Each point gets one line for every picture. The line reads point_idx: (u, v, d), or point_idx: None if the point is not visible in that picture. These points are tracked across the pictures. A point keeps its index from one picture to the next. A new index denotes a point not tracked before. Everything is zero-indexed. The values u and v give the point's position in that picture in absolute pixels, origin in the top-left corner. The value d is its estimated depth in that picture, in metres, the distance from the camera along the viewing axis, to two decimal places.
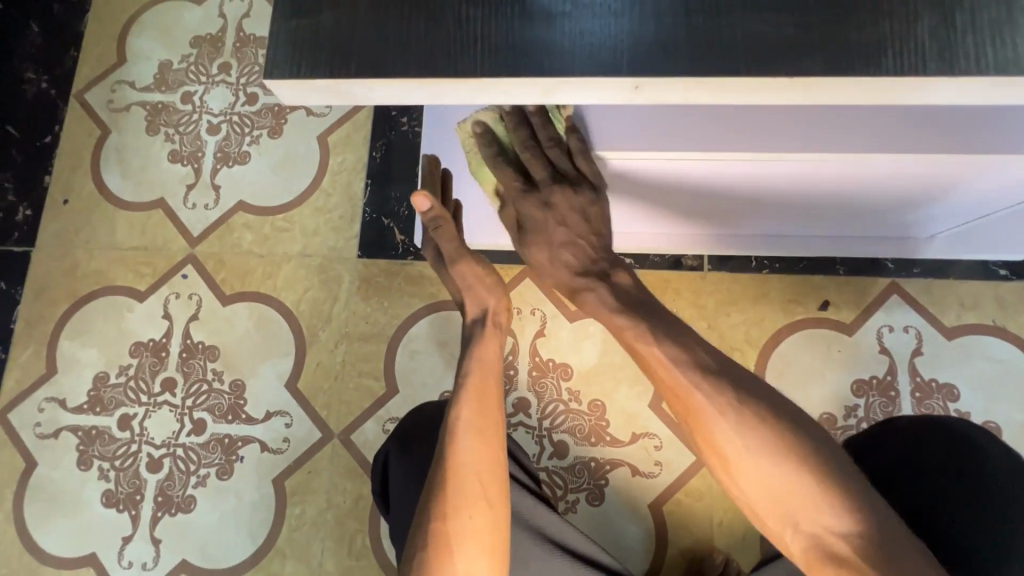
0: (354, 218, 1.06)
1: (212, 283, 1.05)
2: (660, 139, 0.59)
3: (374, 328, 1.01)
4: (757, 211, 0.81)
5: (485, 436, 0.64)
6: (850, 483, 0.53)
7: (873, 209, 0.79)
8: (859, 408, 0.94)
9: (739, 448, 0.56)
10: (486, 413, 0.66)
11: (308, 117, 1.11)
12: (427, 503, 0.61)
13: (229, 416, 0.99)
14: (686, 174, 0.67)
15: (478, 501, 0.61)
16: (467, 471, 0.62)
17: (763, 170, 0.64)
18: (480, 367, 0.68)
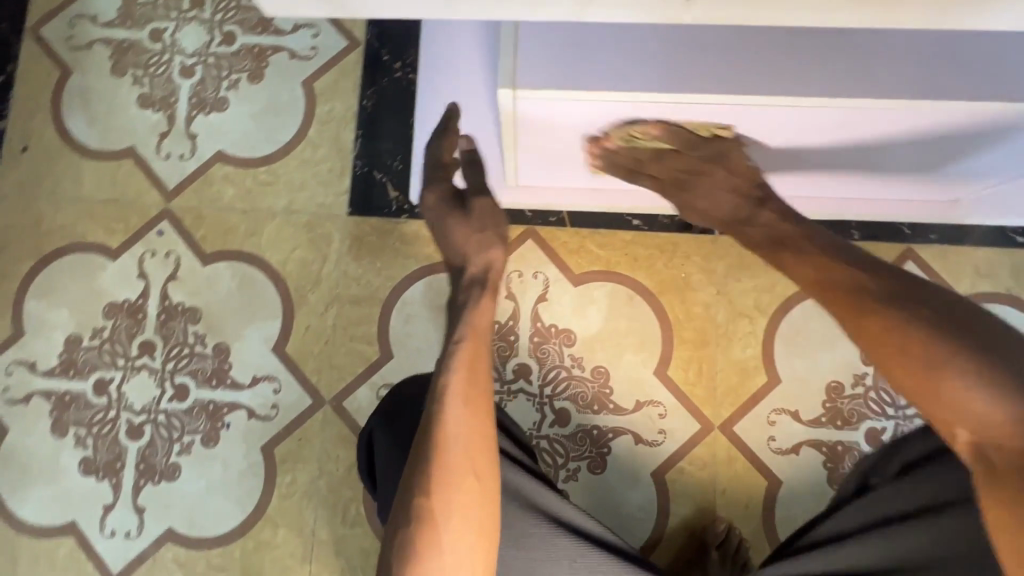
0: (344, 172, 0.99)
1: (191, 241, 0.98)
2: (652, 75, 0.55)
3: (367, 290, 0.95)
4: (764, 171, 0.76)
5: (478, 410, 0.59)
6: (982, 363, 0.48)
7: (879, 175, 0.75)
8: (868, 376, 0.91)
9: (906, 333, 0.51)
10: (476, 384, 0.60)
11: (292, 60, 1.02)
12: (410, 480, 0.57)
13: (214, 381, 0.94)
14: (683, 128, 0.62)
15: (466, 477, 0.57)
16: (454, 445, 0.57)
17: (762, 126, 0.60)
18: (473, 336, 0.62)
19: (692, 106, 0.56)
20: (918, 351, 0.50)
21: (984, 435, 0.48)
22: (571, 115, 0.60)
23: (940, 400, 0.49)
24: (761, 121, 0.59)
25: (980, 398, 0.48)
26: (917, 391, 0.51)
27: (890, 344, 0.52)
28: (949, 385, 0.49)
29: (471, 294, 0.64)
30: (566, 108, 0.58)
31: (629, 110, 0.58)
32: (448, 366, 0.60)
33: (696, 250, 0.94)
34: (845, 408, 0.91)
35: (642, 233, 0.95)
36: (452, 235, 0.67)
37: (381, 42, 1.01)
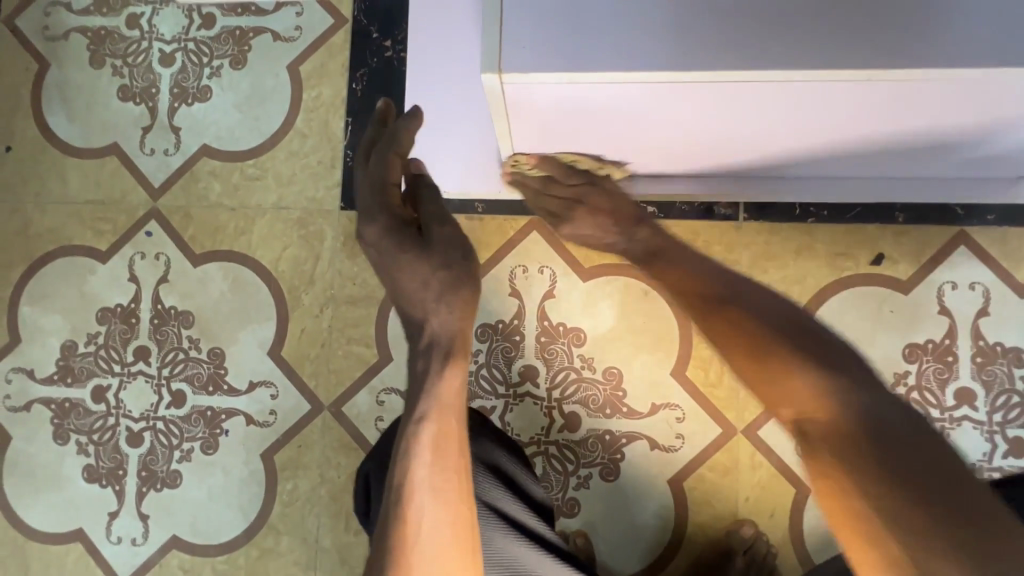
0: (334, 163, 0.92)
1: (180, 241, 0.94)
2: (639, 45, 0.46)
3: (363, 290, 0.90)
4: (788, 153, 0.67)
5: (444, 498, 0.55)
6: (810, 353, 0.49)
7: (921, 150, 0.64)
8: (909, 375, 0.83)
9: (760, 329, 0.52)
10: (445, 467, 0.56)
11: (275, 42, 0.95)
12: (373, 569, 0.54)
13: (210, 387, 0.91)
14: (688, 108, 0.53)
15: (434, 574, 0.53)
16: (422, 536, 0.54)
17: (782, 103, 0.51)
18: (439, 414, 0.57)
19: (714, 84, 0.47)
20: (763, 347, 0.51)
21: (807, 415, 0.47)
22: (570, 99, 0.52)
23: (773, 381, 0.50)
24: (800, 97, 0.49)
25: (814, 381, 0.48)
26: (745, 371, 0.52)
27: (717, 321, 0.54)
28: (802, 401, 0.48)
29: (427, 361, 0.60)
30: (564, 91, 0.50)
31: (644, 89, 0.49)
32: (406, 447, 0.56)
33: (718, 239, 0.86)
34: None
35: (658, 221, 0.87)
36: (407, 283, 0.63)
37: (370, 18, 0.93)
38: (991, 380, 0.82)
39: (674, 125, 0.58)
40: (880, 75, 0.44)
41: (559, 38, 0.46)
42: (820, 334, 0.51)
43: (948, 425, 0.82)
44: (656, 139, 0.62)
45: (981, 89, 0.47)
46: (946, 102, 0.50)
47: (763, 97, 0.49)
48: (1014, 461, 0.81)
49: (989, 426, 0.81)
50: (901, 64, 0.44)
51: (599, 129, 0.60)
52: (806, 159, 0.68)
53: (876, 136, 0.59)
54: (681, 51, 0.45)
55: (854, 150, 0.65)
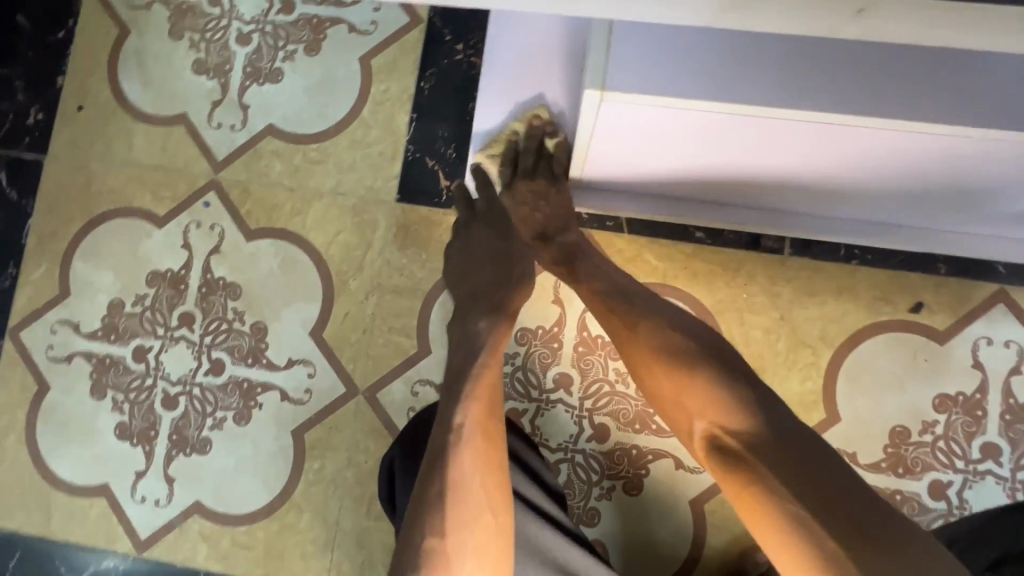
0: (395, 156, 0.95)
1: (236, 215, 0.96)
2: (717, 80, 0.48)
3: (409, 282, 0.92)
4: (835, 192, 0.69)
5: (493, 446, 0.63)
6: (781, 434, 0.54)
7: (967, 200, 0.66)
8: (937, 425, 0.84)
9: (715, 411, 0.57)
10: (493, 411, 0.66)
11: (350, 33, 0.97)
12: (425, 511, 0.58)
13: (249, 359, 0.93)
14: (754, 139, 0.55)
15: (483, 512, 0.59)
16: (473, 475, 0.60)
17: (846, 143, 0.53)
18: (490, 359, 0.68)
19: (802, 124, 0.49)
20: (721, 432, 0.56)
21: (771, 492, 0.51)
22: (644, 120, 0.54)
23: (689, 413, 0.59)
24: (876, 143, 0.52)
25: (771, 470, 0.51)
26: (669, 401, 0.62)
27: (678, 404, 0.61)
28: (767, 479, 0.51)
29: (490, 320, 0.71)
30: (656, 113, 0.52)
31: (717, 120, 0.51)
32: (456, 393, 0.65)
33: (762, 271, 0.88)
34: (908, 455, 0.84)
35: (705, 247, 0.89)
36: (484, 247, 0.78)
37: (445, 21, 0.96)
38: (1017, 438, 0.83)
39: (749, 156, 0.60)
40: (965, 132, 0.47)
41: (660, 67, 0.49)
42: (774, 406, 0.56)
43: (971, 477, 0.83)
44: (720, 167, 0.65)
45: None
46: (1003, 155, 0.52)
47: (845, 138, 0.52)
48: None
49: (1012, 482, 0.83)
50: (984, 124, 0.47)
51: (674, 149, 0.61)
52: (853, 199, 0.71)
53: (925, 182, 0.61)
54: (777, 90, 0.48)
55: (901, 194, 0.67)
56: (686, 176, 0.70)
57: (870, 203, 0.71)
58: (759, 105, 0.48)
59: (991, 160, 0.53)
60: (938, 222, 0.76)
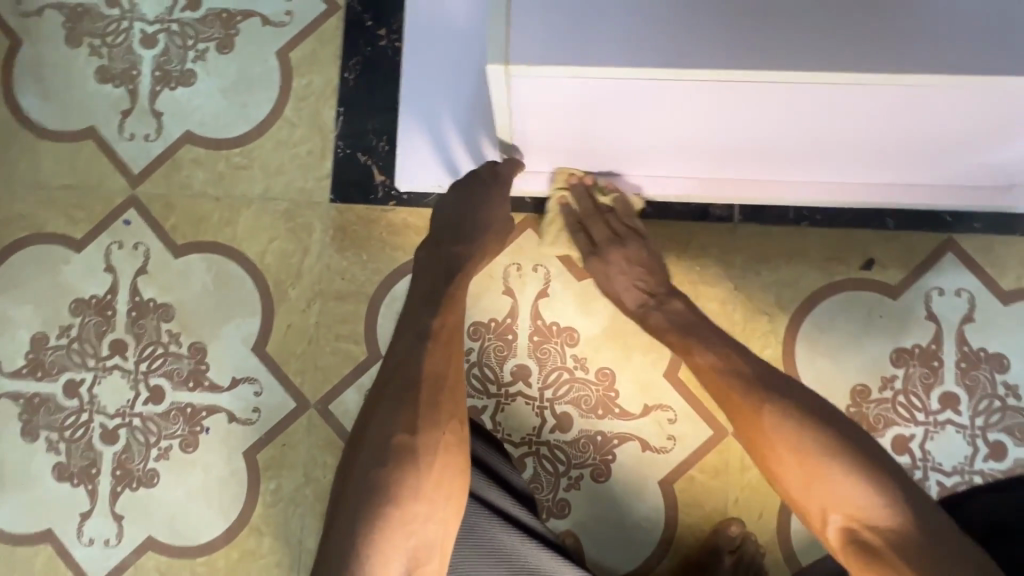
0: (325, 154, 0.90)
1: (161, 231, 0.90)
2: (623, 45, 0.45)
3: (352, 285, 0.88)
4: (773, 155, 0.67)
5: (454, 359, 0.70)
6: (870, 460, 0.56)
7: (904, 152, 0.65)
8: (896, 379, 0.84)
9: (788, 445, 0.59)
10: (452, 362, 0.70)
11: (264, 27, 0.91)
12: (380, 445, 0.64)
13: (191, 383, 0.88)
14: (676, 105, 0.52)
15: (450, 420, 0.66)
16: (439, 391, 0.67)
17: (769, 103, 0.50)
18: (447, 313, 0.71)
19: (719, 84, 0.46)
20: (804, 462, 0.58)
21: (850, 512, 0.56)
22: (558, 92, 0.50)
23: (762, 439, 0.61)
24: (807, 97, 0.49)
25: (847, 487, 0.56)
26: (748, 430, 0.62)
27: (747, 425, 0.62)
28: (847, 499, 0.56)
29: (462, 245, 0.75)
30: (567, 84, 0.48)
31: (631, 87, 0.48)
32: (422, 307, 0.72)
33: (713, 241, 0.86)
34: (870, 413, 0.84)
35: (654, 222, 0.87)
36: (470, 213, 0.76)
37: (364, 6, 0.90)
38: (973, 385, 0.83)
39: (679, 122, 0.57)
40: (892, 78, 0.44)
41: (563, 34, 0.45)
42: (814, 405, 0.60)
43: (932, 428, 0.83)
44: (656, 135, 0.62)
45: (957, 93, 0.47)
46: (930, 102, 0.50)
47: (770, 96, 0.49)
48: (995, 464, 0.82)
49: (972, 430, 0.83)
50: (916, 68, 0.43)
51: (600, 120, 0.58)
52: (791, 160, 0.69)
53: (858, 137, 0.59)
54: (695, 49, 0.44)
55: (839, 151, 0.65)
56: (625, 147, 0.67)
57: (810, 162, 0.69)
58: (670, 69, 0.45)
59: (920, 109, 0.51)
60: (881, 176, 0.74)
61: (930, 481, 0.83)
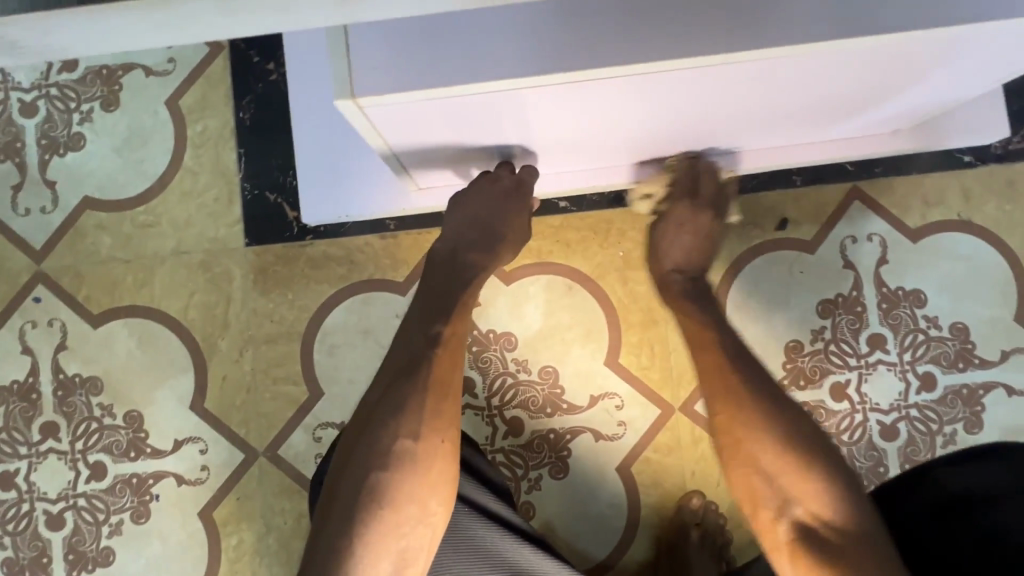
0: (232, 198, 0.87)
1: (74, 304, 0.87)
2: (469, 61, 0.45)
3: (282, 326, 0.87)
4: (665, 135, 0.68)
5: (457, 367, 0.70)
6: (815, 453, 0.61)
7: (788, 116, 0.66)
8: (825, 330, 0.87)
9: (788, 442, 0.61)
10: (455, 366, 0.70)
11: (148, 78, 0.88)
12: (382, 449, 0.63)
13: (132, 453, 0.86)
14: (544, 106, 0.53)
15: (451, 426, 0.66)
16: (442, 398, 0.66)
17: (632, 93, 0.51)
18: (452, 321, 0.72)
19: (571, 85, 0.47)
20: (795, 459, 0.60)
21: (817, 508, 0.59)
22: (423, 113, 0.50)
23: (749, 445, 0.63)
24: (665, 83, 0.49)
25: (821, 482, 0.59)
26: (734, 438, 0.63)
27: (744, 446, 0.63)
28: (813, 498, 0.59)
29: (478, 254, 0.75)
30: (425, 106, 0.48)
31: (490, 99, 0.49)
32: (427, 307, 0.72)
33: (632, 225, 0.87)
34: (806, 366, 0.87)
35: (572, 216, 0.87)
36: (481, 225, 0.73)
37: (248, 42, 0.88)
38: (897, 324, 0.87)
39: (555, 118, 0.57)
40: (733, 57, 0.44)
41: (407, 59, 0.45)
42: (777, 398, 0.64)
43: (865, 371, 0.86)
44: (540, 131, 0.62)
45: (810, 62, 0.48)
46: (786, 73, 0.51)
47: (627, 87, 0.49)
48: (927, 395, 0.86)
49: (902, 366, 0.86)
50: (755, 45, 0.44)
51: (479, 126, 0.58)
52: (684, 139, 0.70)
53: (736, 109, 0.60)
54: (537, 55, 0.44)
55: (724, 124, 0.66)
56: (517, 144, 0.67)
57: (703, 137, 0.70)
58: (519, 78, 0.45)
59: (780, 79, 0.52)
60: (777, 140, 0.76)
61: (871, 421, 0.86)
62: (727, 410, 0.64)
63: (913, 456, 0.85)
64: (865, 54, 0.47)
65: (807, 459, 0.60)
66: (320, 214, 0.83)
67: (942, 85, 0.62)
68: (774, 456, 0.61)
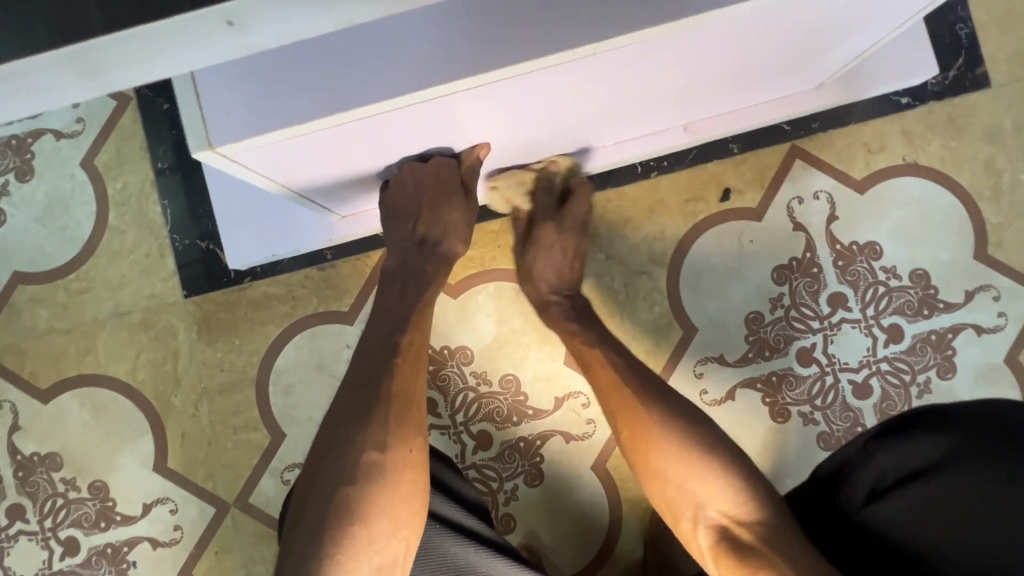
0: (163, 252, 0.85)
1: (21, 382, 0.85)
2: (326, 92, 0.43)
3: (234, 374, 0.85)
4: (575, 126, 0.66)
5: (420, 375, 0.68)
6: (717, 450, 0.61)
7: (697, 90, 0.65)
8: (784, 297, 0.85)
9: (678, 455, 0.61)
10: (418, 373, 0.68)
11: (59, 142, 0.86)
12: (348, 462, 0.60)
13: (103, 523, 0.84)
14: (426, 117, 0.51)
15: (417, 435, 0.64)
16: (407, 406, 0.64)
17: (512, 93, 0.50)
18: (413, 327, 0.69)
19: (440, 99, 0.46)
20: (692, 469, 0.60)
21: (728, 509, 0.59)
22: (299, 148, 0.48)
23: (654, 460, 0.63)
24: (542, 79, 0.48)
25: (725, 485, 0.60)
26: (644, 455, 0.63)
27: (651, 461, 0.63)
28: (722, 502, 0.60)
29: (434, 263, 0.73)
30: (297, 141, 0.47)
31: (363, 123, 0.47)
32: (383, 320, 0.70)
33: None
34: (770, 336, 0.84)
35: (510, 219, 0.85)
36: (432, 225, 0.72)
37: (155, 90, 0.86)
38: (855, 279, 0.85)
39: (446, 124, 0.56)
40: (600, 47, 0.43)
41: (263, 100, 0.43)
42: (676, 402, 0.64)
43: (830, 332, 0.84)
44: (440, 139, 0.61)
45: (686, 36, 0.46)
46: (669, 50, 0.49)
47: (502, 90, 0.48)
48: (896, 347, 0.84)
49: (866, 321, 0.84)
50: (619, 29, 0.42)
51: (370, 149, 0.56)
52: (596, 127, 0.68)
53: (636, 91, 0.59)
54: (396, 76, 0.43)
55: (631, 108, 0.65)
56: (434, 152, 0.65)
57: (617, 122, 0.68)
58: (382, 101, 0.43)
59: (667, 56, 0.51)
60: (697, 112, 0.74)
61: (842, 382, 0.84)
62: (630, 425, 0.64)
63: (889, 411, 0.83)
64: (741, 20, 0.46)
65: (710, 464, 0.60)
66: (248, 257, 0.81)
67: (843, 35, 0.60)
68: (680, 464, 0.61)
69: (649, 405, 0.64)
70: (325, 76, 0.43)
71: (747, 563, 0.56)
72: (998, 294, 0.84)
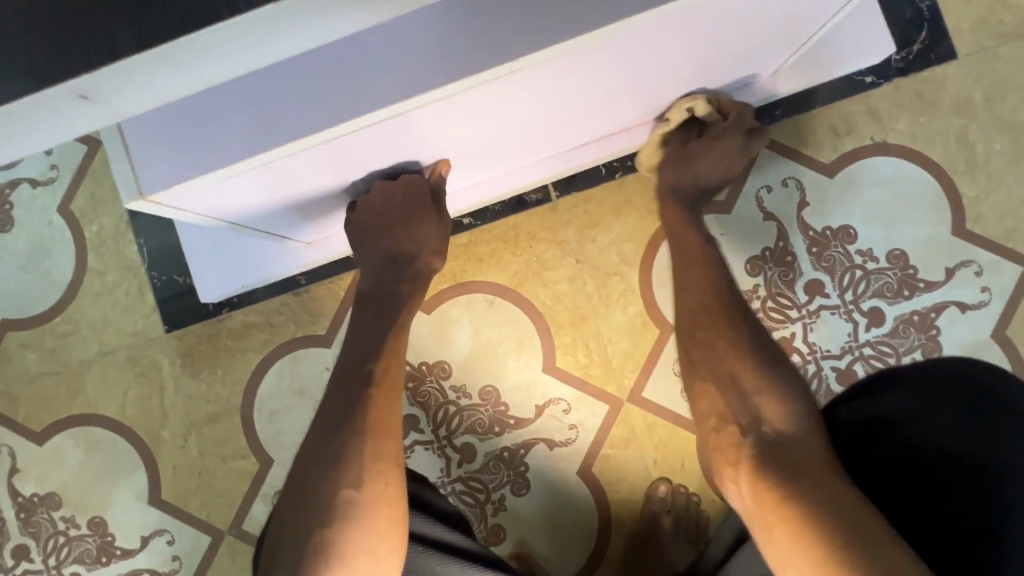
0: (142, 289, 0.87)
1: (16, 426, 0.87)
2: (246, 134, 0.43)
3: (219, 404, 0.86)
4: (526, 136, 0.66)
5: (397, 403, 0.64)
6: (762, 369, 0.55)
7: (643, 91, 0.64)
8: (759, 288, 0.83)
9: (726, 353, 0.57)
10: (394, 402, 0.64)
11: (35, 190, 0.88)
12: (320, 500, 0.56)
13: (104, 558, 0.86)
14: (360, 142, 0.51)
15: (393, 465, 0.60)
16: (382, 437, 0.61)
17: (442, 112, 0.49)
18: (388, 355, 0.67)
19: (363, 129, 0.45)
20: (729, 370, 0.56)
21: (775, 422, 0.51)
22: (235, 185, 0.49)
23: (699, 361, 0.59)
24: (475, 96, 0.47)
25: (770, 395, 0.53)
26: (694, 349, 0.60)
27: (693, 364, 0.59)
28: (771, 411, 0.52)
29: (409, 283, 0.73)
30: (230, 181, 0.47)
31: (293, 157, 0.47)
32: (360, 340, 0.68)
33: (540, 226, 0.85)
34: None
35: (478, 231, 0.85)
36: (408, 238, 0.72)
37: None
38: (831, 265, 0.83)
39: (388, 146, 0.56)
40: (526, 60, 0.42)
41: (187, 147, 0.43)
42: (730, 311, 0.61)
43: (809, 320, 0.83)
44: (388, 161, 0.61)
45: (609, 45, 0.46)
46: (597, 60, 0.49)
47: (433, 112, 0.48)
48: (878, 331, 0.82)
49: (845, 307, 0.83)
50: (532, 47, 0.42)
51: (314, 178, 0.56)
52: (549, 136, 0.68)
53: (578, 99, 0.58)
54: (314, 110, 0.43)
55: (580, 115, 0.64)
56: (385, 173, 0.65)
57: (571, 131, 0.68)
58: (303, 136, 0.43)
59: (597, 66, 0.50)
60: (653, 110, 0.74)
61: (825, 370, 0.83)
62: (707, 319, 0.60)
63: None
64: (663, 22, 0.45)
65: (766, 372, 0.55)
66: (218, 292, 0.82)
67: (788, 23, 0.59)
68: (729, 362, 0.56)
69: (710, 312, 0.61)
70: (245, 118, 0.43)
71: (769, 477, 0.48)
72: (981, 269, 0.82)
